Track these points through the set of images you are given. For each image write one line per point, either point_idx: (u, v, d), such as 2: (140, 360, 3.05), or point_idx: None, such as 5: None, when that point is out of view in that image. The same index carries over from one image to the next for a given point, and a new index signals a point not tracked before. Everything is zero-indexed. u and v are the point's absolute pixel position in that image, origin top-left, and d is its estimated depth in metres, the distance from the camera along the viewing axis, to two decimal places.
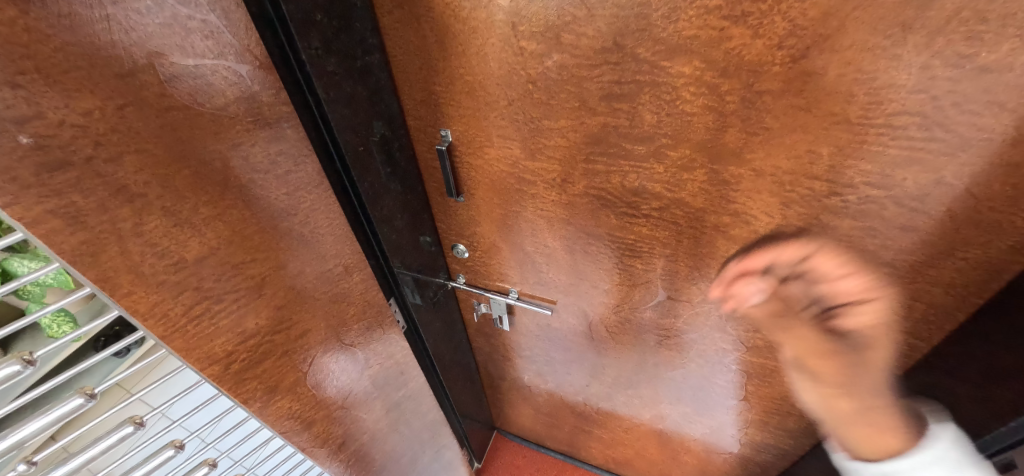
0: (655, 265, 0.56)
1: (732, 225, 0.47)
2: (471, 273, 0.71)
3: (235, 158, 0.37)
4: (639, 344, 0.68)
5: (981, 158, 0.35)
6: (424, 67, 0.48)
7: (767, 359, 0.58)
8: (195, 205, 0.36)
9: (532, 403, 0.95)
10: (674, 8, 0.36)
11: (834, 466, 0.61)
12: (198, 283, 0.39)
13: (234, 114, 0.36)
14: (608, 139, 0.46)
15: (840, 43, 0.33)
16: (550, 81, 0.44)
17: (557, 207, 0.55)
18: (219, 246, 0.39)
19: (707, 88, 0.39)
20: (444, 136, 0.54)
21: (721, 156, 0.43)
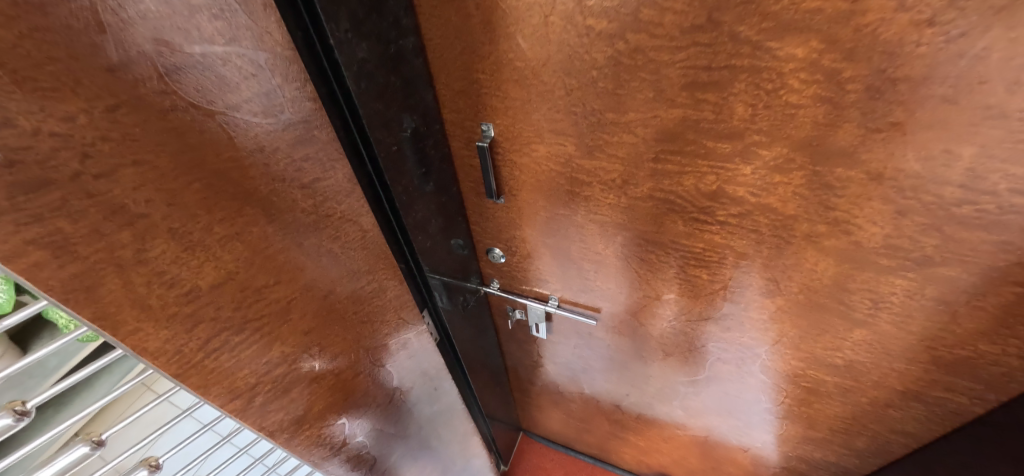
0: (724, 277, 0.49)
1: (828, 236, 0.41)
2: (506, 278, 0.65)
3: (255, 167, 0.31)
4: (692, 357, 0.62)
5: None
6: (467, 51, 0.41)
7: (844, 379, 0.52)
8: (208, 225, 0.30)
9: (564, 408, 0.91)
10: None
11: None
12: (215, 313, 0.34)
13: (252, 112, 0.29)
14: (685, 136, 0.39)
15: (1017, 17, 0.26)
16: (620, 67, 0.37)
17: (614, 211, 0.48)
18: (239, 268, 0.33)
19: (822, 75, 0.32)
20: (485, 131, 0.47)
21: (827, 158, 0.36)
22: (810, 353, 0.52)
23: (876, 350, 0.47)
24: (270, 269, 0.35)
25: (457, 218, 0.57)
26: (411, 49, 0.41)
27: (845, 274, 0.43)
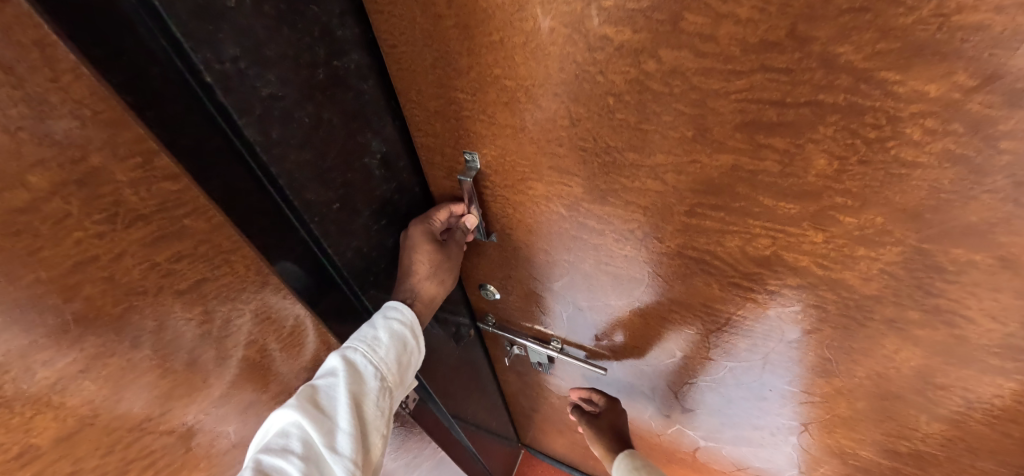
0: (766, 346, 0.40)
1: (920, 324, 0.30)
2: (502, 314, 0.57)
3: (94, 281, 0.23)
4: (718, 413, 0.53)
5: None
6: (439, 64, 0.31)
7: (907, 466, 0.43)
8: (28, 370, 0.22)
9: (569, 435, 0.85)
10: None
11: None
12: (72, 466, 0.26)
13: (69, 212, 0.21)
14: (735, 189, 0.29)
15: None
16: (647, 95, 0.26)
17: (630, 265, 0.39)
18: (89, 421, 0.26)
19: (963, 124, 0.21)
20: (470, 162, 0.37)
21: (942, 233, 0.25)
22: (866, 436, 0.42)
23: (957, 446, 0.37)
24: (153, 379, 0.29)
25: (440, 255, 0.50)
26: (357, 67, 0.32)
27: (931, 364, 0.32)
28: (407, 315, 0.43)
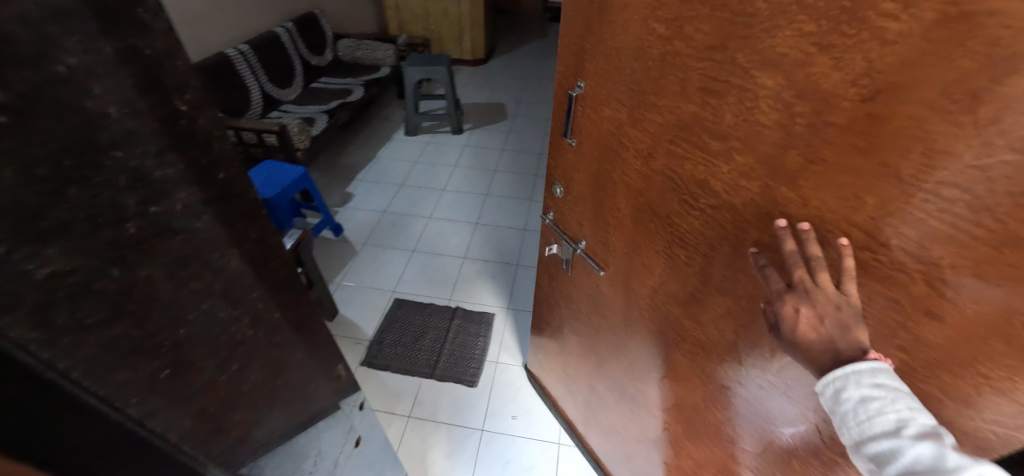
0: (696, 261, 0.62)
1: (767, 246, 0.51)
2: (558, 211, 0.87)
3: None
4: (662, 344, 0.75)
5: (991, 243, 0.35)
6: (586, 26, 0.63)
7: (763, 408, 0.61)
8: None
9: (561, 355, 1.12)
10: (775, 26, 0.42)
11: None
12: None
13: None
14: (693, 127, 0.54)
15: (909, 95, 0.36)
16: (665, 63, 0.54)
17: (637, 177, 0.65)
18: None
19: (780, 105, 0.44)
20: (579, 86, 0.69)
21: (777, 174, 0.47)
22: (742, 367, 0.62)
23: (791, 376, 0.55)
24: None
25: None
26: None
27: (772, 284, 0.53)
28: None
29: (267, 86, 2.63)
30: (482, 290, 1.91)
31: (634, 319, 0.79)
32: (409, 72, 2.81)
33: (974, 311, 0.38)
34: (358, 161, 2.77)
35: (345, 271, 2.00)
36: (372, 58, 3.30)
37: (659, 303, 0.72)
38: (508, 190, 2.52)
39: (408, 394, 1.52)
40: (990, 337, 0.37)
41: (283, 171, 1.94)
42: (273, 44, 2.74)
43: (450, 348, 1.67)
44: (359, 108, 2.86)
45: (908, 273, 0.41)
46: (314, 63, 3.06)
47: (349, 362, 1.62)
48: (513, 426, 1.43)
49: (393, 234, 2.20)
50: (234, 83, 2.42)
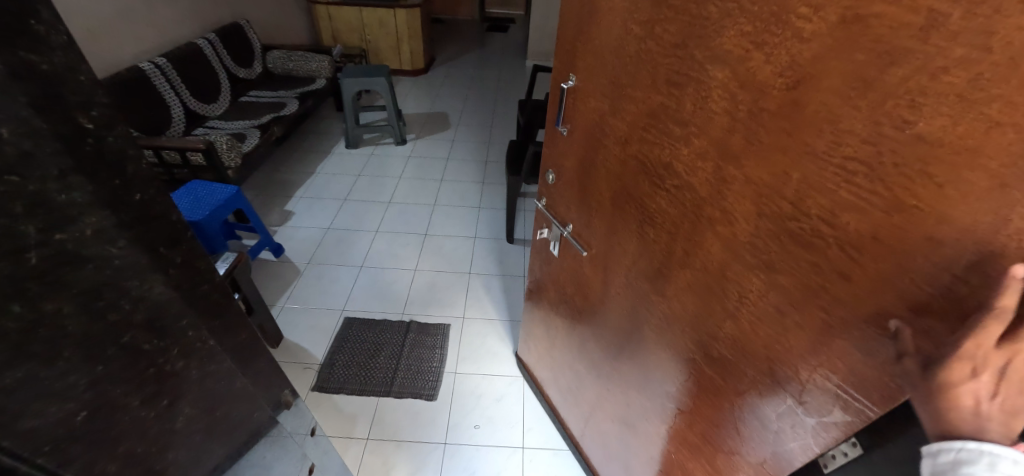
0: (661, 238, 0.72)
1: (718, 220, 0.61)
2: (550, 195, 1.00)
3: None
4: (634, 319, 0.85)
5: (884, 212, 0.43)
6: (578, 28, 0.74)
7: (715, 374, 0.71)
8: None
9: (550, 332, 1.24)
10: (720, 24, 0.51)
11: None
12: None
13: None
14: (660, 114, 0.64)
15: (819, 83, 0.44)
16: (638, 59, 0.64)
17: (616, 162, 0.76)
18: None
19: (725, 94, 0.53)
20: (569, 81, 0.81)
21: (724, 155, 0.56)
22: (695, 334, 0.72)
23: (734, 343, 0.66)
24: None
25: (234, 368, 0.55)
26: (108, 231, 0.36)
27: (722, 254, 0.62)
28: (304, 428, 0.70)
29: (189, 101, 2.85)
30: (431, 305, 2.33)
31: (614, 297, 0.89)
32: (346, 85, 3.39)
33: (875, 273, 0.45)
34: (292, 178, 3.26)
35: (287, 296, 2.33)
36: (306, 69, 3.68)
37: (632, 281, 0.82)
38: (459, 220, 2.95)
39: (364, 416, 1.81)
40: (892, 301, 0.44)
41: (212, 192, 2.15)
42: (195, 52, 2.99)
43: (401, 370, 1.99)
44: (293, 121, 3.16)
45: (828, 241, 0.48)
46: (240, 76, 3.41)
47: (302, 387, 1.90)
48: (476, 434, 1.76)
49: (341, 252, 2.63)
50: (154, 101, 2.58)
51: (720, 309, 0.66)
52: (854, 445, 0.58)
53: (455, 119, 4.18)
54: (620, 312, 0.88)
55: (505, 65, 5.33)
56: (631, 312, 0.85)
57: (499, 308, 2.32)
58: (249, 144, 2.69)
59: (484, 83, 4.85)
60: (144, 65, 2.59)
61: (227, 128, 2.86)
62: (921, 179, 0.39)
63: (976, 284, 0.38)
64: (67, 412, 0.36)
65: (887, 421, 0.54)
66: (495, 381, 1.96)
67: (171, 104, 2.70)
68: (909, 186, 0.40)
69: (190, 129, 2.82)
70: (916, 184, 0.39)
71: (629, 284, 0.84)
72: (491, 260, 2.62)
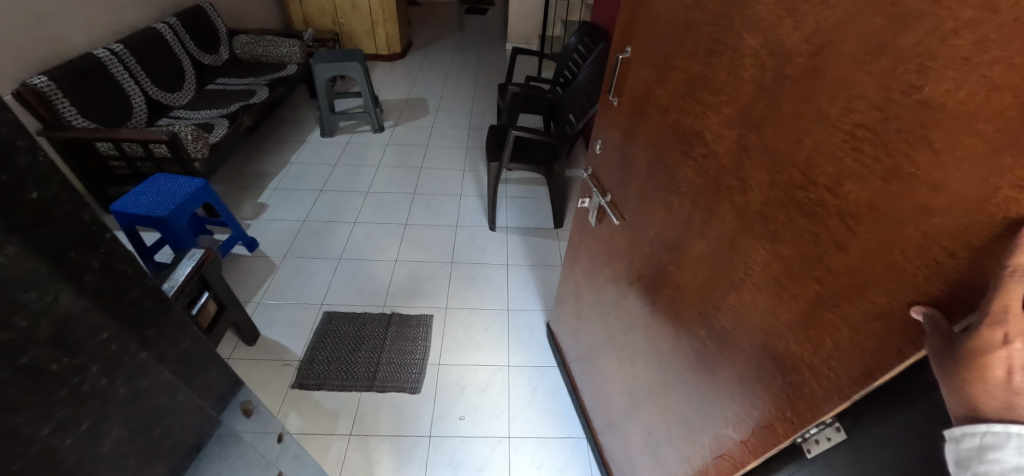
0: (686, 196, 0.97)
1: (736, 182, 0.81)
2: (601, 161, 1.36)
3: None
4: (659, 267, 1.13)
5: (881, 178, 0.54)
6: (645, 17, 1.01)
7: (722, 312, 0.93)
8: None
9: (594, 286, 1.57)
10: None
11: (742, 406, 0.92)
12: None
13: None
14: (701, 85, 0.85)
15: (839, 50, 0.56)
16: (690, 38, 0.87)
17: (660, 129, 1.02)
18: None
19: (756, 65, 0.71)
20: (628, 52, 1.11)
21: (748, 122, 0.74)
22: (705, 276, 0.96)
23: (733, 285, 0.88)
24: None
25: (177, 380, 0.56)
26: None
27: (739, 209, 0.81)
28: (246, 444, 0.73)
29: (149, 90, 3.00)
30: (412, 296, 2.40)
31: (646, 251, 1.17)
32: (318, 70, 3.47)
33: (864, 234, 0.59)
34: (269, 170, 3.30)
35: (263, 292, 2.37)
36: (276, 55, 3.91)
37: (660, 235, 1.10)
38: (441, 211, 3.01)
39: (346, 412, 1.86)
40: (873, 257, 0.58)
41: (174, 188, 2.27)
42: (156, 41, 3.13)
43: (383, 362, 2.05)
44: (262, 108, 3.34)
45: (829, 209, 0.63)
46: (205, 62, 3.59)
47: (281, 385, 1.95)
48: (460, 427, 1.84)
49: (317, 246, 2.68)
50: (112, 90, 2.72)
51: (729, 257, 0.87)
52: (838, 429, 0.72)
53: (432, 106, 4.29)
54: (650, 262, 1.16)
55: (482, 52, 5.55)
56: (657, 261, 1.13)
57: (520, 300, 2.41)
58: (216, 134, 2.83)
59: (464, 71, 5.01)
60: (100, 52, 2.71)
61: (190, 118, 3.04)
62: (925, 144, 0.48)
63: (949, 232, 0.49)
64: None
65: (858, 382, 0.65)
66: (478, 371, 2.05)
67: (131, 93, 2.85)
68: (908, 154, 0.50)
69: (152, 119, 2.98)
70: (916, 149, 0.49)
71: (657, 237, 1.12)
72: (472, 252, 2.70)
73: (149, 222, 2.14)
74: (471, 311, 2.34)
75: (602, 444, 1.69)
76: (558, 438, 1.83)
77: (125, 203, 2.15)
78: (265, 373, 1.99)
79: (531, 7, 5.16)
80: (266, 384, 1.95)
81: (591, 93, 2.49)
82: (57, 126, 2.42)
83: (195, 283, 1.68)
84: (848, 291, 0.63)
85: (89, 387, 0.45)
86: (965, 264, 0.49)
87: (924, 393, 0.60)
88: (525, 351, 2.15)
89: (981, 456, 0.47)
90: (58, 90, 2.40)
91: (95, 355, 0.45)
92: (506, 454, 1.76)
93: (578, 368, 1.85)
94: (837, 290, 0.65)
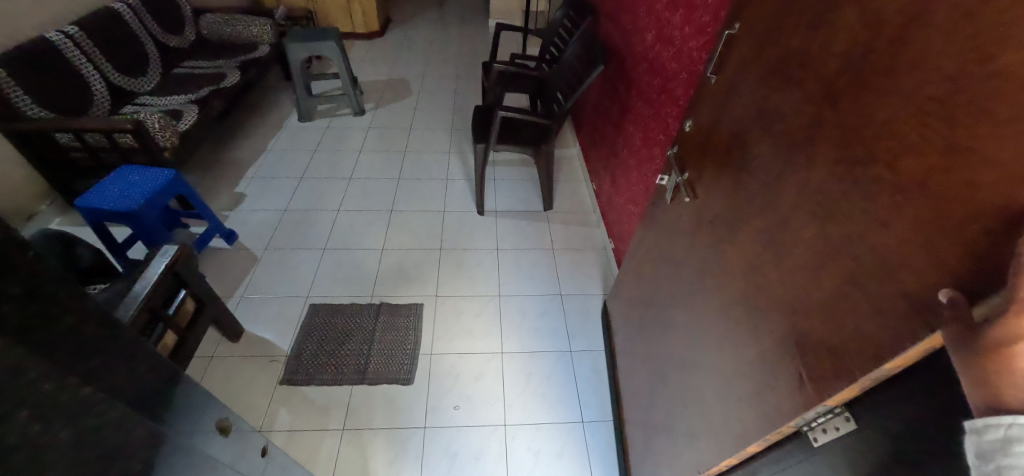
0: (751, 173, 0.98)
1: (798, 158, 0.82)
2: (683, 142, 1.40)
3: None
4: (711, 247, 1.15)
5: (936, 152, 0.56)
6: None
7: (755, 292, 0.94)
8: None
9: (651, 269, 1.61)
10: None
11: (756, 389, 0.92)
12: None
13: None
14: (790, 60, 0.86)
15: (928, 20, 0.57)
16: (788, 13, 0.88)
17: (744, 106, 1.03)
18: None
19: (846, 39, 0.72)
20: (729, 29, 1.12)
21: (824, 97, 0.76)
22: (748, 255, 0.97)
23: (769, 264, 0.89)
24: None
25: (142, 403, 0.51)
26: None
27: (793, 187, 0.82)
28: (232, 457, 0.70)
29: (110, 76, 2.82)
30: (399, 284, 2.34)
31: (705, 232, 1.20)
32: (292, 50, 3.30)
33: (907, 209, 0.59)
34: (243, 158, 3.16)
35: (245, 287, 2.28)
36: (247, 35, 3.70)
37: (720, 213, 1.12)
38: (427, 196, 2.93)
39: (338, 406, 1.83)
40: (910, 236, 0.59)
41: (142, 180, 2.15)
42: (114, 21, 2.92)
43: (373, 353, 2.01)
44: (234, 92, 3.17)
45: (880, 185, 0.64)
46: (170, 45, 3.38)
47: (269, 380, 1.90)
48: (455, 416, 1.82)
49: (296, 237, 2.58)
50: (69, 76, 2.54)
51: (773, 236, 0.88)
52: (847, 419, 0.71)
53: (413, 86, 4.14)
54: (706, 243, 1.18)
55: (463, 28, 5.36)
56: (711, 241, 1.15)
57: (520, 287, 2.37)
58: (186, 122, 2.68)
59: (445, 49, 4.83)
60: (53, 35, 2.51)
61: (157, 105, 2.86)
62: (987, 114, 0.50)
63: (991, 207, 0.49)
64: None
65: (866, 365, 0.65)
66: (470, 360, 2.03)
67: (91, 80, 2.66)
68: (970, 126, 0.52)
69: (115, 107, 2.80)
70: (977, 121, 0.51)
71: (716, 217, 1.14)
72: (460, 237, 2.64)
73: (117, 217, 2.02)
74: (461, 298, 2.29)
75: (626, 436, 1.68)
76: (553, 424, 1.82)
77: (91, 196, 2.03)
78: (251, 370, 1.93)
79: None
80: (252, 380, 1.90)
81: (580, 70, 2.41)
82: (11, 116, 2.25)
83: (168, 280, 1.60)
84: (879, 271, 0.64)
85: (16, 438, 0.37)
86: (994, 241, 0.49)
87: (924, 376, 0.60)
88: (519, 338, 2.13)
89: (1005, 449, 0.43)
90: (8, 77, 2.22)
91: (19, 400, 0.37)
92: (502, 442, 1.76)
93: (623, 361, 1.82)
94: (870, 269, 0.65)
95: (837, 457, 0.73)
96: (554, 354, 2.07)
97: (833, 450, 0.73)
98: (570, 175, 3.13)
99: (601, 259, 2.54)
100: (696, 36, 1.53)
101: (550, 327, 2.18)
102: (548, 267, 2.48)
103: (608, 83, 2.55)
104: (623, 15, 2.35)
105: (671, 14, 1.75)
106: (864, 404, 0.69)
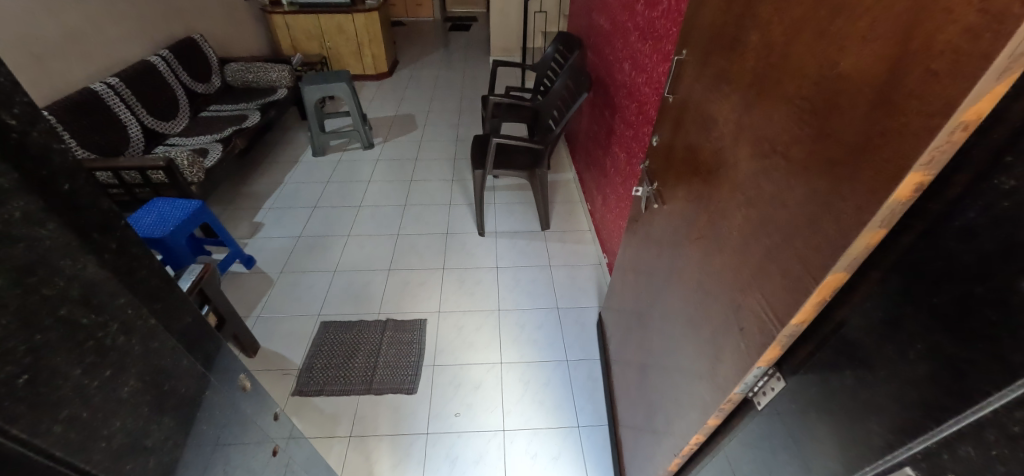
0: (699, 175, 1.12)
1: (728, 157, 0.95)
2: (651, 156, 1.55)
3: None
4: (675, 245, 1.28)
5: (810, 140, 0.68)
6: (694, 24, 1.19)
7: (706, 279, 1.06)
8: None
9: (633, 275, 1.73)
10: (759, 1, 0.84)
11: (711, 365, 1.02)
12: None
13: None
14: (720, 77, 1.01)
15: (799, 37, 0.72)
16: (716, 38, 1.03)
17: (692, 119, 1.18)
18: None
19: (752, 55, 0.87)
20: (681, 55, 1.28)
21: (743, 105, 0.90)
22: (700, 246, 1.10)
23: (714, 252, 1.01)
24: None
25: None
26: (37, 214, 0.40)
27: (727, 182, 0.96)
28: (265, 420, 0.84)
29: (145, 120, 3.12)
30: (404, 301, 2.48)
31: (670, 233, 1.33)
32: (307, 92, 3.60)
33: (799, 189, 0.72)
34: (261, 191, 3.40)
35: (261, 306, 2.45)
36: (267, 80, 4.05)
37: (680, 214, 1.24)
38: (431, 220, 3.11)
39: (346, 414, 1.93)
40: (802, 210, 0.71)
41: (172, 211, 2.37)
42: (149, 73, 3.25)
43: (379, 365, 2.13)
44: (254, 131, 3.46)
45: (778, 172, 0.77)
46: (198, 91, 3.72)
47: (282, 391, 2.02)
48: (456, 422, 1.91)
49: (308, 261, 2.76)
50: (109, 122, 2.83)
51: (716, 227, 1.01)
52: (777, 377, 0.81)
53: (418, 121, 4.43)
54: (671, 244, 1.31)
55: (466, 67, 5.73)
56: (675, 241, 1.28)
57: (518, 301, 2.48)
58: (211, 159, 2.94)
59: (450, 86, 5.16)
60: (98, 87, 2.83)
61: (185, 145, 3.14)
62: (836, 107, 0.63)
63: (843, 180, 0.62)
64: (97, 345, 0.45)
65: (780, 324, 0.76)
66: (471, 370, 2.13)
67: (128, 124, 2.96)
68: (827, 117, 0.65)
69: (149, 148, 3.09)
70: (830, 112, 0.64)
71: (677, 219, 1.27)
72: (462, 257, 2.79)
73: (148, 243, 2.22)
74: (463, 313, 2.42)
75: (620, 441, 1.73)
76: (550, 429, 1.89)
77: None
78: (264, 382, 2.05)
79: (511, 21, 5.36)
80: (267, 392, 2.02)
81: (569, 97, 2.61)
82: None
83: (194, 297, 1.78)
84: (785, 244, 0.75)
85: None
86: (847, 206, 0.61)
87: (822, 328, 0.70)
88: (517, 348, 2.23)
89: None
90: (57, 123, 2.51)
91: None
92: (501, 446, 1.83)
93: (615, 368, 1.90)
94: (779, 243, 0.77)
95: (773, 413, 0.82)
96: (551, 363, 2.16)
97: (770, 407, 0.83)
98: (566, 197, 3.29)
99: (597, 274, 2.65)
100: (661, 62, 1.71)
101: (547, 338, 2.28)
102: (546, 283, 2.60)
103: (596, 108, 2.75)
104: (605, 48, 2.57)
105: (642, 45, 1.95)
106: (789, 362, 0.79)
